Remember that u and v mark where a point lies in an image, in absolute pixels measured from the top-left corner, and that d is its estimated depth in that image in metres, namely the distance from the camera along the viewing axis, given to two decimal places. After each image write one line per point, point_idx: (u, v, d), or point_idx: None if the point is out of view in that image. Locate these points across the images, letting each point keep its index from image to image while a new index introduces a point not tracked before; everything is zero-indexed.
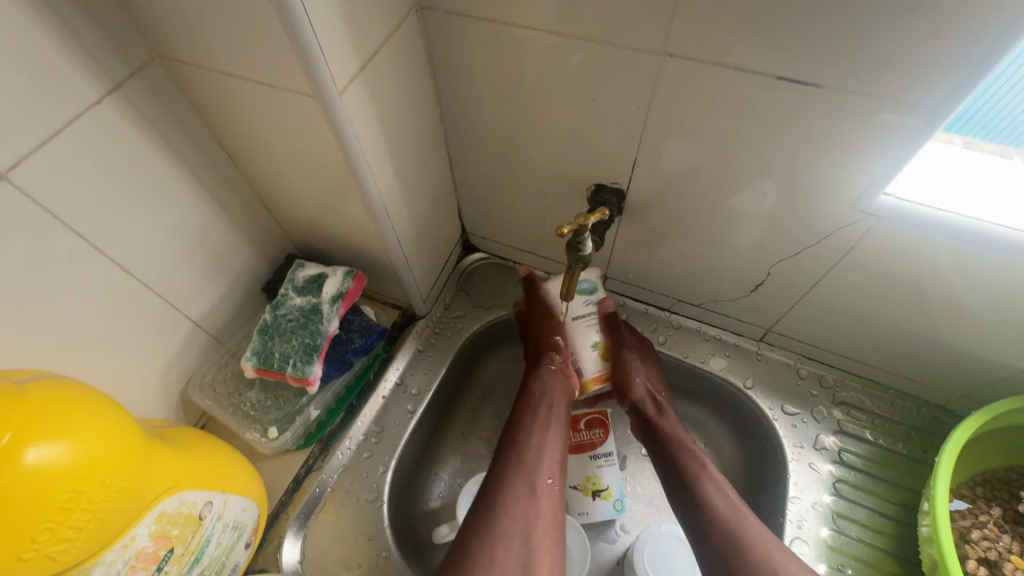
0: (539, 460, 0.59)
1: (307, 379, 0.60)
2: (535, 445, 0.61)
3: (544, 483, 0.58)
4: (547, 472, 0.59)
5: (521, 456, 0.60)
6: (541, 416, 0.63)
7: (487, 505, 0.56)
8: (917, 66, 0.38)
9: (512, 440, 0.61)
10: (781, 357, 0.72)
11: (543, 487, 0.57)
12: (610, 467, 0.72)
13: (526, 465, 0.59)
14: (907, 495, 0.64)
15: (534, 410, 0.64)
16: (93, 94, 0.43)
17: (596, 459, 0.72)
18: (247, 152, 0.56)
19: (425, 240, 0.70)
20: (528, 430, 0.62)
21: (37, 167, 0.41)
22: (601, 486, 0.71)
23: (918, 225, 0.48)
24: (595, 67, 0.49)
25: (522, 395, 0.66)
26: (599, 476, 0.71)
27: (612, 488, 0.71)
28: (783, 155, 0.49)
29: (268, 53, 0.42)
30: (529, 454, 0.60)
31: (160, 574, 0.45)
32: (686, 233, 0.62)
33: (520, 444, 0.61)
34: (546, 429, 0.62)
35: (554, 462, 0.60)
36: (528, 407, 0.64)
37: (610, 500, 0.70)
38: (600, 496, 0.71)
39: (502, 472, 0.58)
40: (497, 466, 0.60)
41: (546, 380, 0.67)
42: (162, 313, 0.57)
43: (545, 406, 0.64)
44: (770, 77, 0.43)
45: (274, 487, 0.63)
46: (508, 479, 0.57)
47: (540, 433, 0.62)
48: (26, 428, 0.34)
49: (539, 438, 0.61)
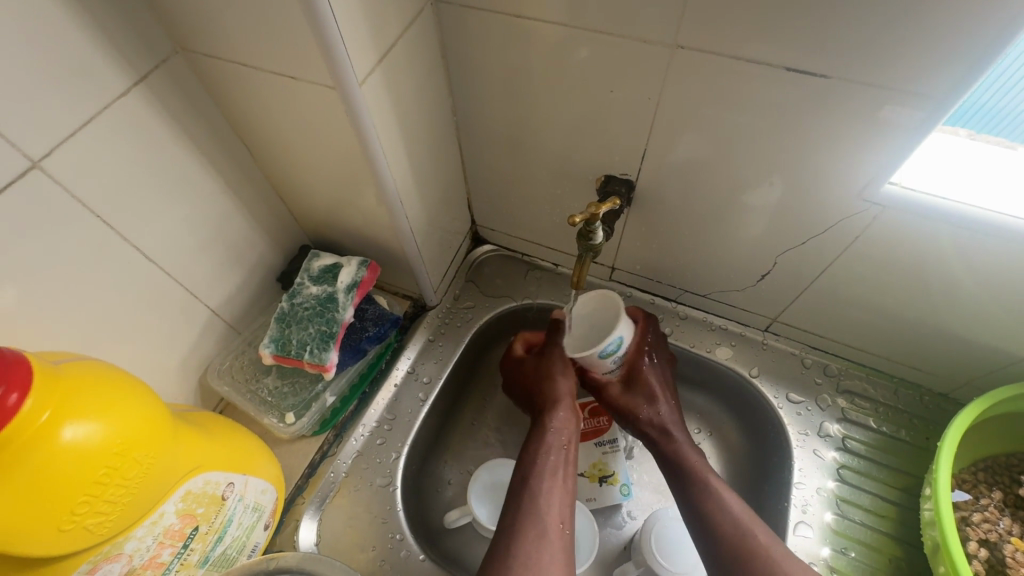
0: (551, 502, 0.57)
1: (323, 366, 0.62)
2: (548, 487, 0.59)
3: (557, 526, 0.56)
4: (560, 515, 0.57)
5: (535, 497, 0.57)
6: (554, 457, 0.61)
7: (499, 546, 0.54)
8: (923, 57, 0.39)
9: (524, 483, 0.59)
10: (785, 346, 0.73)
11: (556, 531, 0.55)
12: (615, 453, 0.74)
13: (540, 506, 0.57)
14: (910, 480, 0.65)
15: (546, 451, 0.62)
16: (120, 86, 0.45)
17: (601, 446, 0.75)
18: (265, 144, 0.57)
19: (436, 231, 0.71)
20: (541, 472, 0.60)
21: (68, 156, 0.43)
22: (607, 472, 0.73)
23: (921, 215, 0.49)
24: (607, 60, 0.50)
25: (532, 436, 0.64)
26: (605, 462, 0.74)
27: (618, 474, 0.73)
28: (790, 147, 0.50)
29: (291, 45, 0.43)
30: (543, 496, 0.58)
31: (186, 551, 0.47)
32: (694, 223, 0.63)
33: (534, 486, 0.58)
34: (558, 470, 0.60)
35: (565, 505, 0.58)
36: (541, 448, 0.62)
37: (616, 485, 0.73)
38: (606, 482, 0.73)
39: (514, 515, 0.56)
40: (512, 506, 0.58)
41: (558, 421, 0.64)
42: (183, 301, 0.58)
43: (558, 447, 0.62)
44: (779, 69, 0.44)
45: (290, 471, 0.65)
46: (523, 523, 0.55)
47: (552, 475, 0.60)
48: (64, 406, 0.36)
49: (551, 481, 0.59)
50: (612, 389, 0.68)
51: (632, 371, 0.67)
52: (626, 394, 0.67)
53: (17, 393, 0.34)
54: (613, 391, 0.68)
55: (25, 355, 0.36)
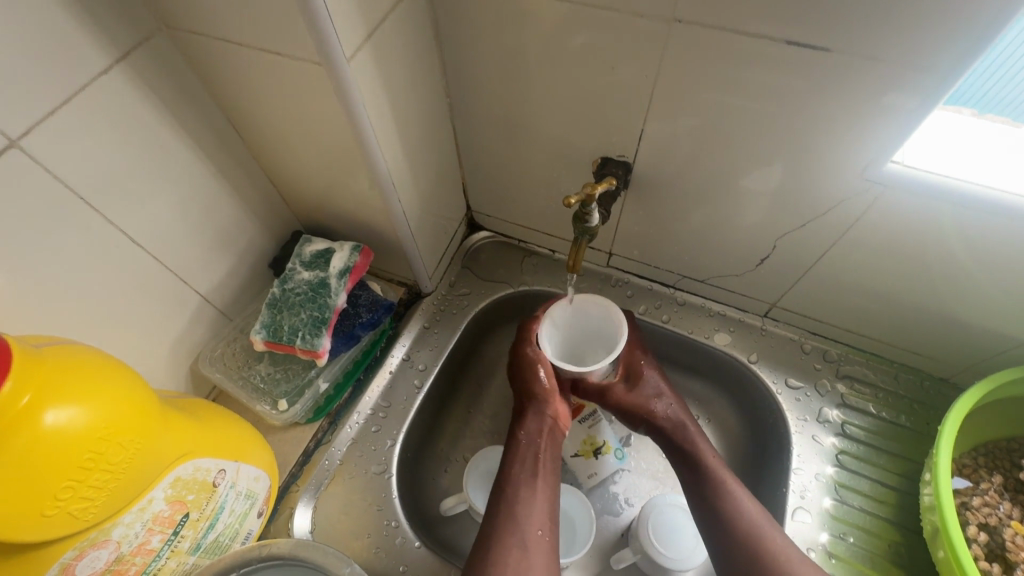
0: (529, 512, 0.57)
1: (316, 352, 0.61)
2: (524, 498, 0.58)
3: (534, 535, 0.56)
4: (538, 523, 0.56)
5: (510, 510, 0.57)
6: (528, 467, 0.61)
7: (480, 558, 0.54)
8: (928, 28, 0.38)
9: (501, 496, 0.59)
10: (784, 332, 0.72)
11: (535, 540, 0.55)
12: (601, 424, 0.70)
13: (516, 517, 0.56)
14: (909, 466, 0.65)
15: (521, 460, 0.61)
16: (101, 63, 0.43)
17: (584, 421, 0.69)
18: (253, 126, 0.56)
19: (431, 216, 0.70)
20: (515, 483, 0.59)
21: (48, 136, 0.42)
22: (599, 444, 0.70)
23: (925, 195, 0.48)
24: (602, 37, 0.49)
25: (507, 447, 0.63)
26: (594, 436, 0.69)
27: (609, 442, 0.71)
28: (791, 127, 0.48)
29: (276, 19, 0.41)
30: (520, 508, 0.57)
31: (176, 538, 0.46)
32: (693, 208, 0.62)
33: (509, 498, 0.58)
34: (534, 479, 0.60)
35: (544, 514, 0.58)
36: (514, 457, 0.62)
37: (611, 452, 0.71)
38: (601, 453, 0.70)
39: (493, 529, 0.56)
40: (489, 517, 0.57)
41: (531, 425, 0.63)
42: (172, 287, 0.57)
43: (531, 456, 0.62)
44: (779, 43, 0.43)
45: (284, 458, 0.64)
46: (500, 536, 0.55)
47: (527, 485, 0.59)
48: (44, 390, 0.35)
49: (527, 492, 0.58)
50: (617, 388, 0.66)
51: (631, 366, 0.67)
52: (631, 390, 0.65)
53: None
54: (618, 391, 0.65)
55: (5, 338, 0.35)
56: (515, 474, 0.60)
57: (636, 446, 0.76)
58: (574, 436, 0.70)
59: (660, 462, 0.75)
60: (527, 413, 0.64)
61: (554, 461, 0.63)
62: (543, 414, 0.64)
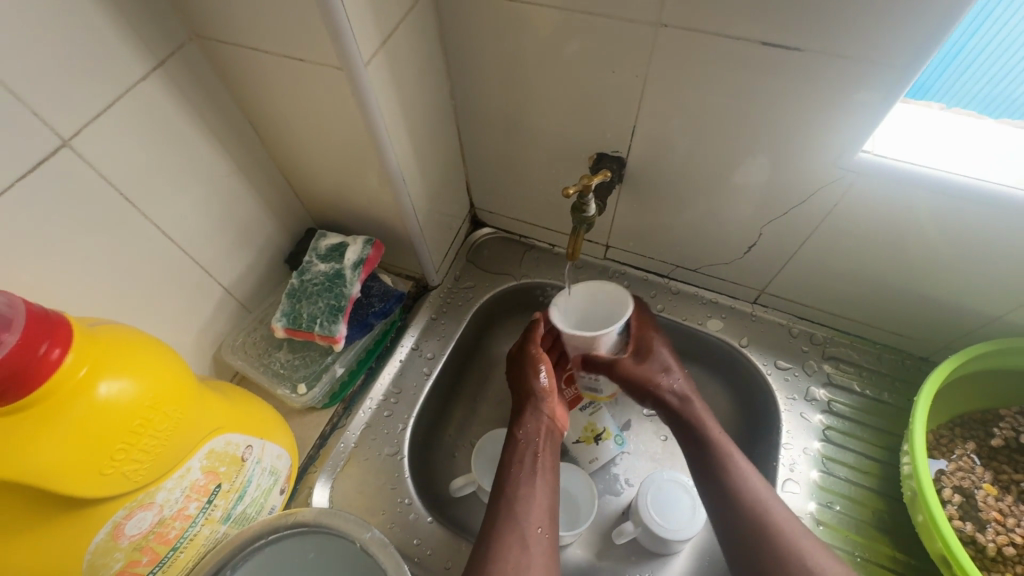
0: (528, 508, 0.60)
1: (333, 337, 0.65)
2: (524, 494, 0.61)
3: (535, 531, 0.58)
4: (537, 519, 0.59)
5: (511, 505, 0.60)
6: (527, 465, 0.64)
7: (483, 551, 0.56)
8: (887, 28, 0.42)
9: (501, 492, 0.61)
10: (773, 317, 0.76)
11: (535, 536, 0.58)
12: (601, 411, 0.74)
13: (516, 512, 0.59)
14: (892, 439, 0.69)
15: (520, 459, 0.64)
16: (140, 71, 0.48)
17: (585, 409, 0.74)
18: (273, 127, 0.60)
19: (437, 212, 0.74)
20: (515, 480, 0.62)
21: (94, 136, 0.46)
22: (600, 430, 0.74)
23: (894, 181, 0.52)
24: (596, 41, 0.53)
25: (507, 445, 0.66)
26: (596, 422, 0.74)
27: (610, 429, 0.75)
28: (770, 122, 0.53)
29: (300, 28, 0.46)
30: (520, 504, 0.60)
31: (210, 507, 0.50)
32: (684, 201, 0.66)
33: (509, 495, 0.60)
34: (533, 476, 0.63)
35: (543, 510, 0.60)
36: (514, 455, 0.65)
37: (611, 438, 0.75)
38: (601, 439, 0.74)
39: (493, 525, 0.58)
40: (491, 514, 0.60)
41: (530, 427, 0.67)
42: (198, 278, 0.61)
43: (529, 454, 0.65)
44: (756, 44, 0.47)
45: (302, 441, 0.68)
46: (501, 532, 0.57)
47: (527, 482, 0.62)
48: (100, 362, 0.39)
49: (526, 487, 0.61)
50: (625, 362, 0.68)
51: (640, 342, 0.70)
52: (640, 362, 0.68)
53: (59, 347, 0.37)
54: (626, 364, 0.68)
55: (65, 316, 0.39)
56: (515, 471, 0.63)
57: (635, 429, 0.79)
58: (576, 418, 0.74)
59: (658, 444, 0.78)
60: (525, 413, 0.68)
61: (553, 461, 0.65)
62: (541, 416, 0.68)
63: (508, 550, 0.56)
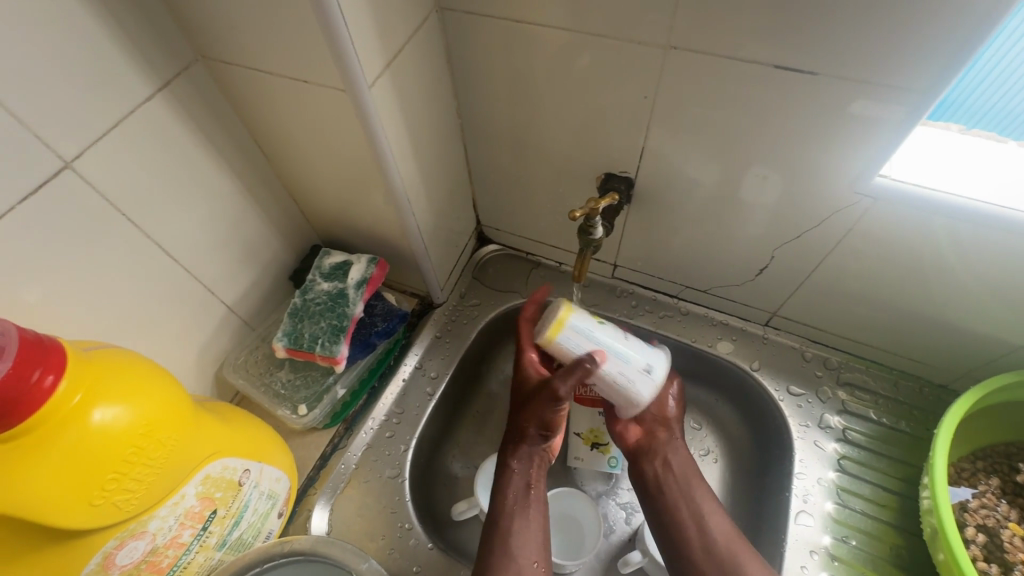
0: (523, 544, 0.57)
1: (334, 358, 0.64)
2: (518, 529, 0.58)
3: (530, 567, 0.56)
4: (532, 555, 0.57)
5: (504, 542, 0.57)
6: (519, 499, 0.61)
7: None
8: (902, 51, 0.41)
9: (495, 527, 0.59)
10: (786, 340, 0.74)
11: (530, 571, 0.55)
12: None
13: (510, 551, 0.56)
14: (910, 471, 0.66)
15: (510, 495, 0.61)
16: (144, 93, 0.48)
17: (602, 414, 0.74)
18: (278, 147, 0.60)
19: (443, 230, 0.73)
20: (507, 517, 0.59)
21: (96, 157, 0.46)
22: (602, 439, 0.74)
23: (913, 207, 0.50)
24: (604, 61, 0.52)
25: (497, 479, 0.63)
26: (602, 430, 0.75)
27: (612, 445, 0.74)
28: (783, 141, 0.51)
29: (304, 50, 0.46)
30: (514, 539, 0.57)
31: (205, 534, 0.49)
32: (693, 220, 0.65)
33: (503, 531, 0.58)
34: (525, 511, 0.60)
35: (538, 543, 0.58)
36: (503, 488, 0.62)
37: (607, 455, 0.73)
38: (598, 448, 0.74)
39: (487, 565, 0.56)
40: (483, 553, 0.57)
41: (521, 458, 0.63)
42: (200, 297, 0.61)
43: (523, 487, 0.61)
44: (769, 67, 0.46)
45: (303, 462, 0.67)
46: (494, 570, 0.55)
47: (520, 517, 0.59)
48: (94, 391, 0.39)
49: (520, 524, 0.58)
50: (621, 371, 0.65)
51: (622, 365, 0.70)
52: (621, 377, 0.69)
53: (53, 374, 0.36)
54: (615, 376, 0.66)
55: (60, 341, 0.39)
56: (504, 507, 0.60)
57: None
58: (585, 415, 0.75)
59: None
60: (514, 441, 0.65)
61: (543, 490, 0.63)
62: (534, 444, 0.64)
63: None
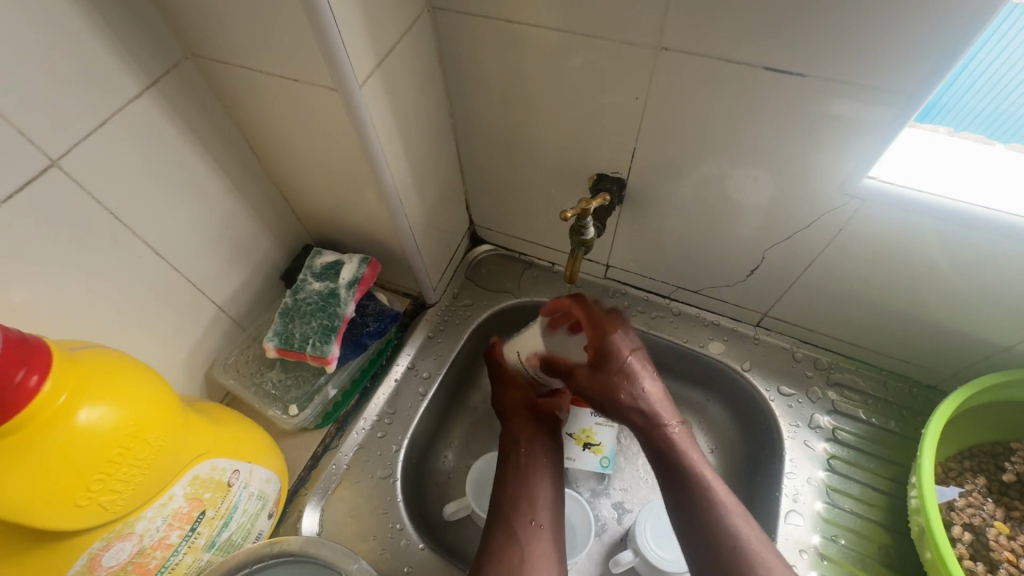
0: (521, 505, 0.61)
1: (325, 358, 0.64)
2: (515, 490, 0.63)
3: (528, 526, 0.59)
4: (528, 515, 0.60)
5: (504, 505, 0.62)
6: (517, 461, 0.65)
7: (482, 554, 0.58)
8: (889, 54, 0.42)
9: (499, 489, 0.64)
10: (777, 340, 0.74)
11: (528, 529, 0.59)
12: (607, 427, 0.75)
13: (507, 513, 0.61)
14: (898, 470, 0.67)
15: (510, 457, 0.66)
16: (132, 91, 0.47)
17: (596, 416, 0.75)
18: (268, 146, 0.60)
19: (435, 230, 0.73)
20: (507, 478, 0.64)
21: (83, 155, 0.45)
22: (593, 440, 0.74)
23: (901, 209, 0.51)
24: (596, 61, 0.52)
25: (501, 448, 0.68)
26: (593, 431, 0.75)
27: (603, 445, 0.74)
28: (773, 142, 0.51)
29: (294, 49, 0.45)
30: (512, 502, 0.62)
31: (193, 535, 0.49)
32: (685, 221, 0.65)
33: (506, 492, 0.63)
34: (520, 473, 0.64)
35: (541, 504, 0.62)
36: (508, 454, 0.67)
37: (598, 455, 0.74)
38: (589, 449, 0.74)
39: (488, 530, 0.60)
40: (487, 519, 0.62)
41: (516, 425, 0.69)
42: (190, 296, 0.60)
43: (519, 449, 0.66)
44: (758, 68, 0.46)
45: (293, 463, 0.67)
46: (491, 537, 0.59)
47: (518, 475, 0.64)
48: (80, 390, 0.38)
49: (516, 485, 0.63)
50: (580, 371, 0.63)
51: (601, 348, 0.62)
52: (595, 374, 0.62)
53: (37, 375, 0.36)
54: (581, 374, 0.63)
55: (46, 341, 0.38)
56: (509, 473, 0.64)
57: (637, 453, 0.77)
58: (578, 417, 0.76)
59: None
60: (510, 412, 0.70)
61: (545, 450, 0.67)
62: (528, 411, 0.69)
63: (501, 556, 0.57)
